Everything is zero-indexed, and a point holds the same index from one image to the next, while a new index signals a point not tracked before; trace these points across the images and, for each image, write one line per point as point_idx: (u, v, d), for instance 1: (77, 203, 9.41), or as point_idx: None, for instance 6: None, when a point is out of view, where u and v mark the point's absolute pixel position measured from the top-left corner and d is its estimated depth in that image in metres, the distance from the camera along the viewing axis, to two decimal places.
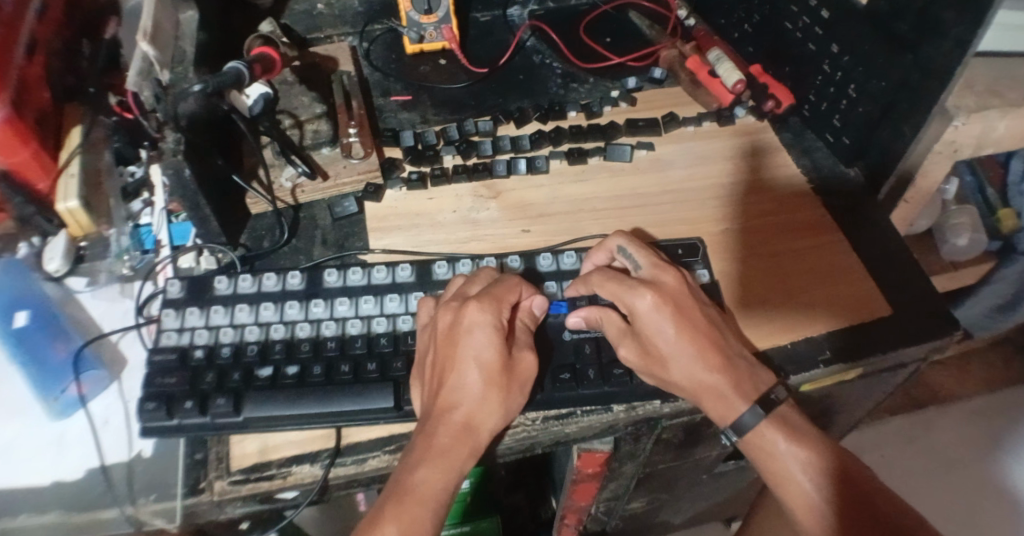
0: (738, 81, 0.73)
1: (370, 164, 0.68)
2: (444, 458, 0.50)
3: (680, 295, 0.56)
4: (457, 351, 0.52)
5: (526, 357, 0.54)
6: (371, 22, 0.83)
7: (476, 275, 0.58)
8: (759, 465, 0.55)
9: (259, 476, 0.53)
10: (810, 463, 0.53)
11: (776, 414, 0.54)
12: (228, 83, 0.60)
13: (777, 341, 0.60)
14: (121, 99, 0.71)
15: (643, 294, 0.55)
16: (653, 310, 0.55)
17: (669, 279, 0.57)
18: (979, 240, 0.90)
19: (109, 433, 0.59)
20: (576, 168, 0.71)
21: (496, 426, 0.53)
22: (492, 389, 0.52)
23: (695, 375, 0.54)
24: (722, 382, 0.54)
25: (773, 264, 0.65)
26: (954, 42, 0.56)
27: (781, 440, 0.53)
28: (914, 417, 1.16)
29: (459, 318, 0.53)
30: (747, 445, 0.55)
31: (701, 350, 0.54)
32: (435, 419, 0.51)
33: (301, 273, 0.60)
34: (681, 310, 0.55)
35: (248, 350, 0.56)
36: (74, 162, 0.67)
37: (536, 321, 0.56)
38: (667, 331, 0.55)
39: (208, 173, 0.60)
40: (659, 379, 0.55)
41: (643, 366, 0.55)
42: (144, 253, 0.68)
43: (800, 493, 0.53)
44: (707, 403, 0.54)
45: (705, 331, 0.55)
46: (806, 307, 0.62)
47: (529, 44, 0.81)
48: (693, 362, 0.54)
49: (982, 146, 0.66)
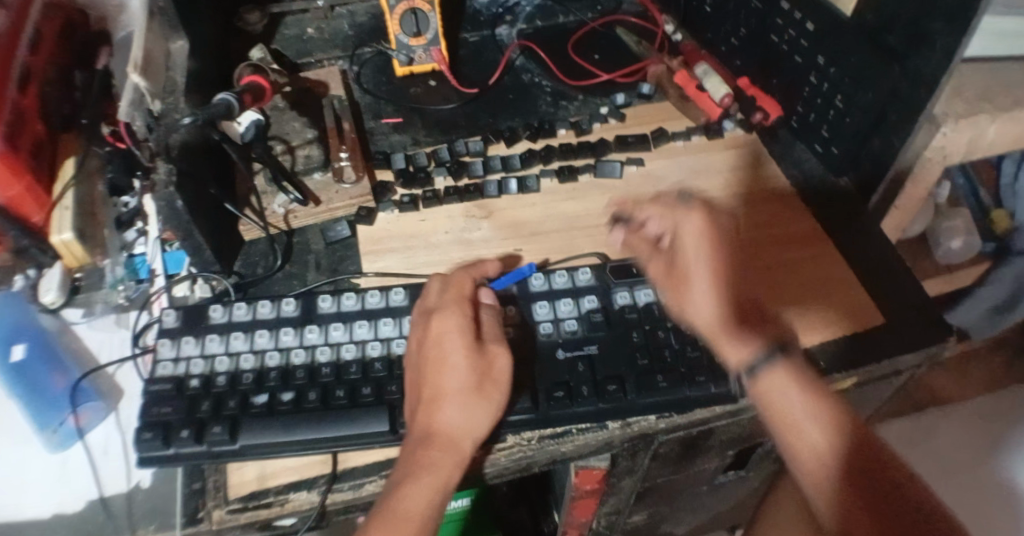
0: (725, 95, 0.74)
1: (362, 188, 0.68)
2: (432, 471, 0.50)
3: (724, 236, 0.58)
4: (433, 361, 0.54)
5: (497, 356, 0.55)
6: (361, 45, 0.82)
7: (428, 287, 0.59)
8: (768, 414, 0.53)
9: (258, 504, 0.53)
10: (820, 414, 0.51)
11: (790, 362, 0.53)
12: (218, 114, 0.61)
13: (771, 276, 0.65)
14: (115, 129, 0.72)
15: (691, 217, 0.58)
16: (699, 244, 0.58)
17: (723, 220, 0.59)
18: (972, 242, 0.91)
19: (108, 464, 0.59)
20: (568, 185, 0.71)
21: (481, 435, 0.53)
22: (469, 396, 0.53)
23: (714, 310, 0.56)
24: (741, 319, 0.56)
25: (779, 259, 0.66)
26: (942, 50, 0.56)
27: (794, 389, 0.52)
28: (914, 421, 0.98)
29: (427, 330, 0.56)
30: (759, 391, 0.53)
31: (722, 284, 0.57)
32: (423, 433, 0.52)
33: (295, 300, 0.61)
34: (719, 246, 0.58)
35: (243, 378, 0.56)
36: (67, 194, 0.67)
37: (494, 308, 0.59)
38: (701, 253, 0.58)
39: (201, 201, 0.61)
40: (679, 298, 0.58)
41: (669, 283, 0.59)
42: (139, 282, 0.68)
43: (808, 445, 0.50)
44: (722, 343, 0.55)
45: (734, 271, 0.57)
46: (810, 309, 0.63)
47: (518, 63, 0.82)
48: (705, 290, 0.57)
49: (973, 151, 0.67)
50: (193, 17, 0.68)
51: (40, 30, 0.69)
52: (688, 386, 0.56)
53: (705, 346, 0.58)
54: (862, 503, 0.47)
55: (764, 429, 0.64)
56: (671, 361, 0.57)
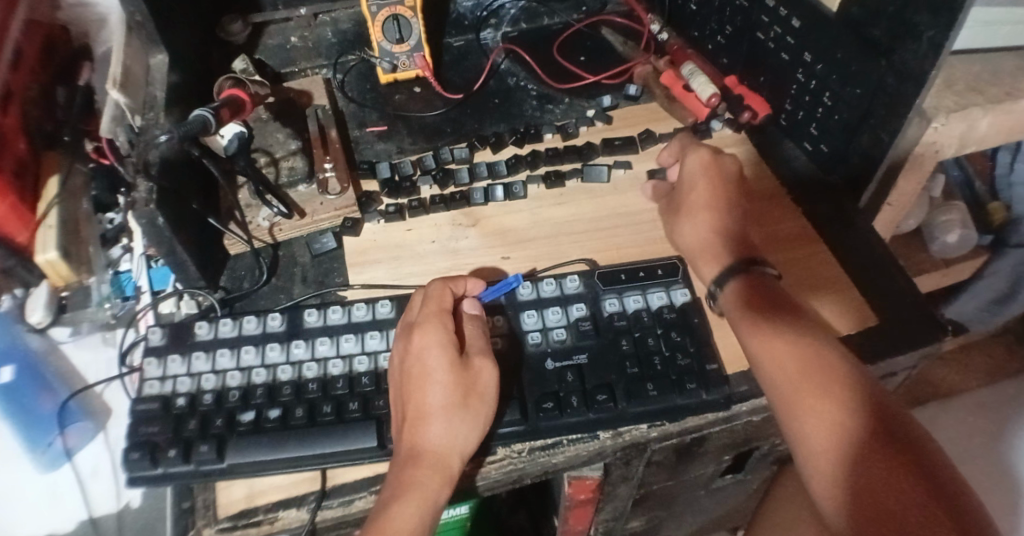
0: (712, 95, 0.73)
1: (347, 199, 0.68)
2: (417, 491, 0.50)
3: (726, 174, 0.64)
4: (416, 378, 0.54)
5: (482, 366, 0.54)
6: (345, 53, 0.82)
7: (410, 302, 0.59)
8: (734, 320, 0.55)
9: (247, 522, 0.53)
10: (780, 316, 0.53)
11: (757, 278, 0.57)
12: (195, 131, 0.60)
13: (771, 237, 0.67)
14: (97, 145, 0.70)
15: (699, 152, 0.65)
16: (700, 176, 0.64)
17: (727, 162, 0.65)
18: (969, 235, 0.90)
19: (97, 483, 0.61)
20: (555, 191, 0.71)
21: (467, 450, 0.52)
22: (453, 412, 0.52)
23: (698, 229, 0.62)
24: (728, 249, 0.60)
25: (779, 228, 0.67)
26: (928, 45, 0.55)
27: (756, 295, 0.55)
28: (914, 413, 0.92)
29: (409, 346, 0.55)
30: (729, 302, 0.57)
31: (717, 214, 0.62)
32: (409, 452, 0.52)
33: (281, 314, 0.60)
34: (719, 183, 0.63)
35: (230, 396, 0.56)
36: (51, 212, 0.67)
37: (478, 319, 0.58)
38: (701, 186, 0.63)
39: (183, 217, 0.60)
40: (675, 232, 0.64)
41: (671, 217, 0.65)
42: (125, 300, 0.67)
43: (766, 342, 0.52)
44: (702, 262, 0.61)
45: (731, 202, 0.63)
46: (807, 292, 0.63)
47: (503, 67, 0.81)
48: (703, 219, 0.62)
49: (965, 145, 0.66)
50: (173, 31, 0.67)
51: (20, 49, 0.69)
52: (678, 393, 0.56)
53: (695, 352, 0.58)
54: (873, 499, 0.43)
55: (760, 434, 0.63)
56: (662, 369, 0.57)
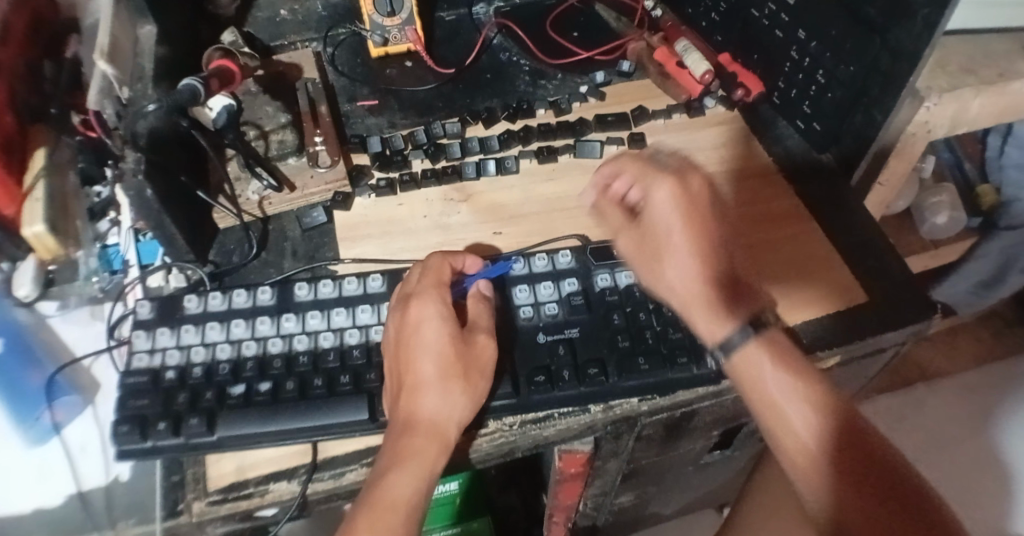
0: (706, 71, 0.73)
1: (338, 172, 0.67)
2: (414, 460, 0.50)
3: (699, 206, 0.55)
4: (411, 346, 0.54)
5: (482, 339, 0.55)
6: (336, 26, 0.81)
7: (408, 276, 0.59)
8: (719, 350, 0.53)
9: (238, 495, 0.53)
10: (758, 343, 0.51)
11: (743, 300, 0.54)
12: (183, 101, 0.59)
13: (761, 208, 0.67)
14: (84, 118, 0.70)
15: (662, 187, 0.55)
16: (672, 212, 0.54)
17: (697, 187, 0.55)
18: (958, 217, 0.93)
19: (86, 459, 0.60)
20: (547, 166, 0.70)
21: (464, 419, 0.53)
22: (450, 381, 0.53)
23: (687, 278, 0.53)
24: (721, 290, 0.52)
25: (767, 201, 0.68)
26: (923, 24, 0.54)
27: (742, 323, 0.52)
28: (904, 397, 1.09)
29: (405, 316, 0.55)
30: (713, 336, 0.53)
31: (702, 257, 0.53)
32: (403, 422, 0.51)
33: (271, 288, 0.60)
34: (692, 216, 0.54)
35: (219, 369, 0.55)
36: (37, 186, 0.66)
37: (489, 300, 0.58)
38: (675, 225, 0.54)
39: (171, 190, 0.59)
40: (655, 276, 0.55)
41: (639, 258, 0.56)
42: (113, 274, 0.68)
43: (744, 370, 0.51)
44: (697, 316, 0.53)
45: (714, 240, 0.54)
46: (797, 270, 0.63)
47: (496, 43, 0.80)
48: (682, 269, 0.53)
49: (956, 126, 0.66)
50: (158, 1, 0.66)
51: (9, 20, 0.68)
52: (668, 368, 0.56)
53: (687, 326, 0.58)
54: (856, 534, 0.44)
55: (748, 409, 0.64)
56: (654, 343, 0.57)
